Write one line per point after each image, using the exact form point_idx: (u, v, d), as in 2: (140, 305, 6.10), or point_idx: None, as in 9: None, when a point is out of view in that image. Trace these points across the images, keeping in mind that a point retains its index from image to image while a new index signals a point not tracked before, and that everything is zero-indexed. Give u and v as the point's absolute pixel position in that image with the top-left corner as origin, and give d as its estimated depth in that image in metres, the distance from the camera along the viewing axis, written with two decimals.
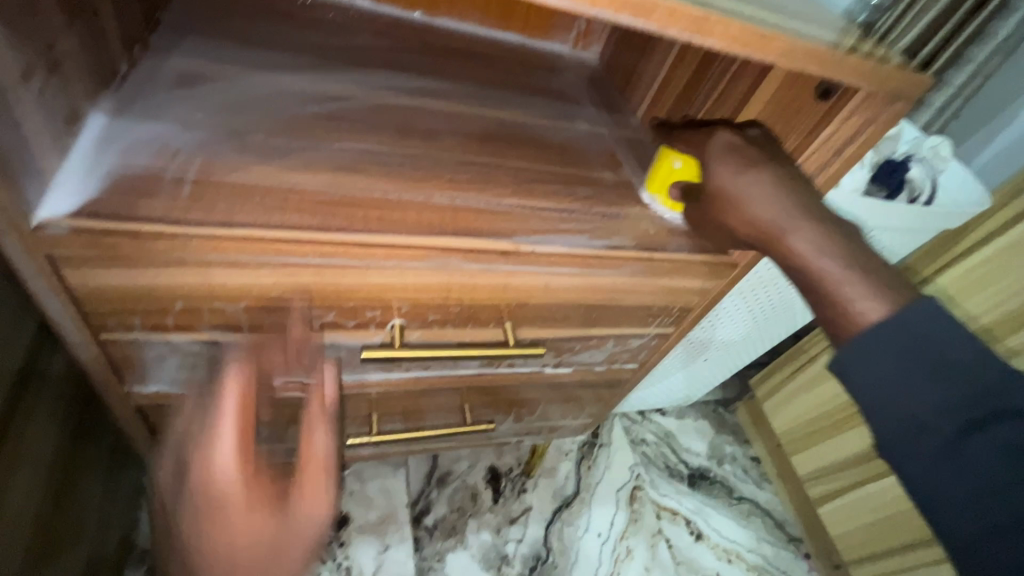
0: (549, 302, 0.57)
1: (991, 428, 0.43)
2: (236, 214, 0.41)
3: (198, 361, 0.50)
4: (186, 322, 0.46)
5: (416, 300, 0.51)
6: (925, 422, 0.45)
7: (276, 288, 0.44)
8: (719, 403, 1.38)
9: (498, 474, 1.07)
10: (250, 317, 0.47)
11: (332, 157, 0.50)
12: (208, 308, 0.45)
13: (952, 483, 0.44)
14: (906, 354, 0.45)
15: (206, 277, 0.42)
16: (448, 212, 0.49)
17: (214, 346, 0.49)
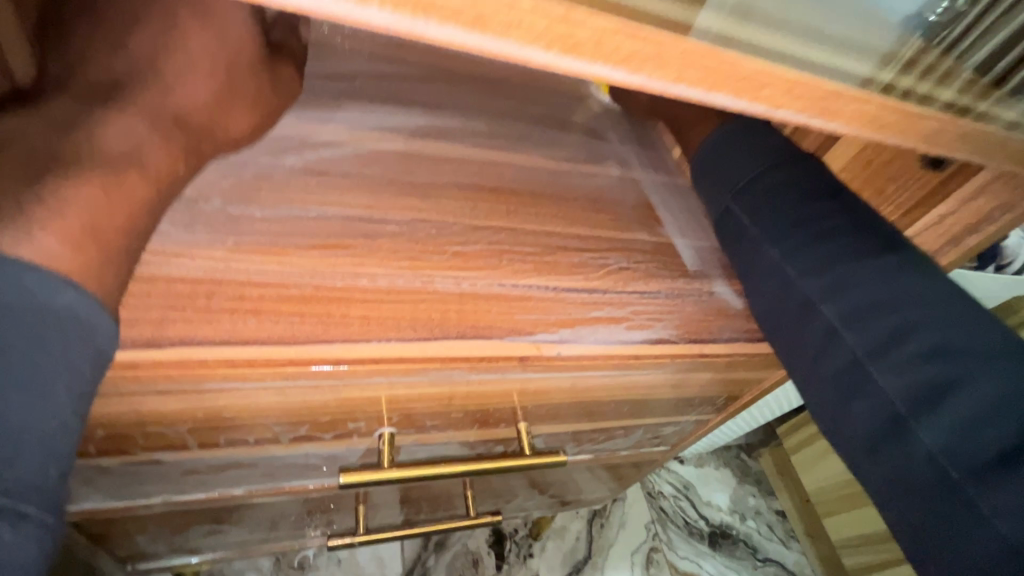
0: (574, 400, 0.46)
1: (931, 374, 0.35)
2: (201, 38, 0.40)
3: (33, 156, 0.30)
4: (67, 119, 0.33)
5: (411, 407, 0.41)
6: (860, 352, 0.38)
7: (244, 123, 0.42)
8: (741, 449, 1.27)
9: (502, 536, 0.97)
10: (186, 113, 0.39)
11: (307, 228, 0.39)
12: (134, 99, 0.36)
13: (867, 429, 0.38)
14: (829, 281, 0.40)
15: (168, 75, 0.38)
16: (453, 303, 0.39)
17: (69, 145, 0.32)
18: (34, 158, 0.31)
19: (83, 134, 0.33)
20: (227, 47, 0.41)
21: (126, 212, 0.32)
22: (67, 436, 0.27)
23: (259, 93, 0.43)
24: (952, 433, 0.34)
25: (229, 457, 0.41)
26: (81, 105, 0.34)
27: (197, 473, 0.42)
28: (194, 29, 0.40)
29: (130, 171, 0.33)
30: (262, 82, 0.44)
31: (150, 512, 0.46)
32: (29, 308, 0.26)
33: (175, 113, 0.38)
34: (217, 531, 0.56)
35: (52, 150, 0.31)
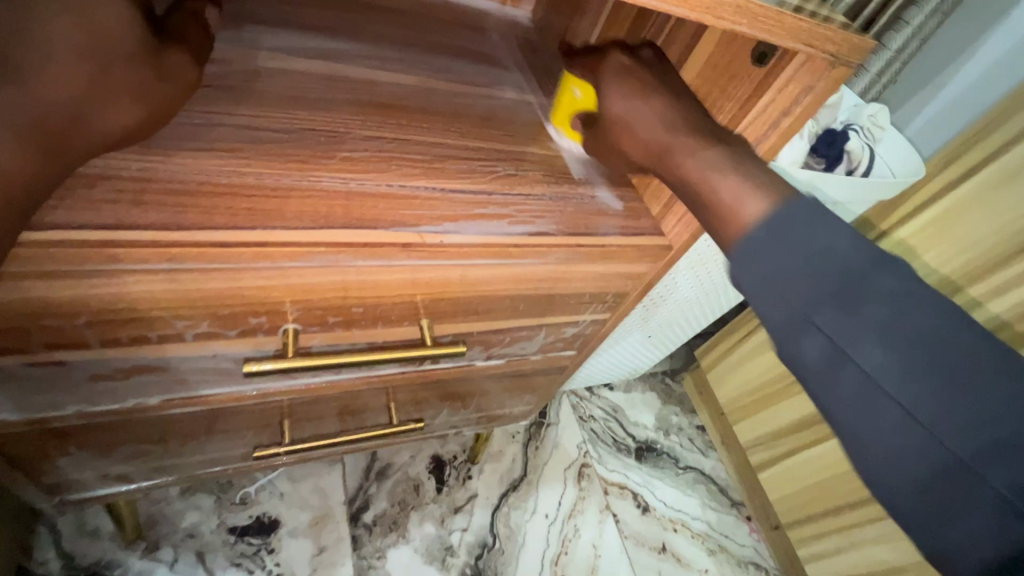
0: (470, 294, 0.51)
1: (979, 412, 0.37)
2: (59, 23, 0.32)
3: None
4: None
5: (310, 301, 0.44)
6: (908, 374, 0.38)
7: (127, 117, 0.36)
8: (665, 374, 1.38)
9: (441, 463, 1.03)
10: (43, 111, 0.32)
11: (193, 134, 0.41)
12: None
13: (886, 425, 0.39)
14: (869, 296, 0.39)
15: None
16: (340, 199, 0.42)
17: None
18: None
19: None
20: (97, 34, 0.34)
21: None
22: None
23: (149, 87, 0.38)
24: (993, 462, 0.37)
25: (136, 358, 0.43)
26: None
27: (108, 379, 0.44)
28: (45, 4, 0.31)
29: None
30: (154, 82, 0.38)
31: (66, 426, 0.48)
32: None
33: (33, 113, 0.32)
34: (144, 453, 0.58)
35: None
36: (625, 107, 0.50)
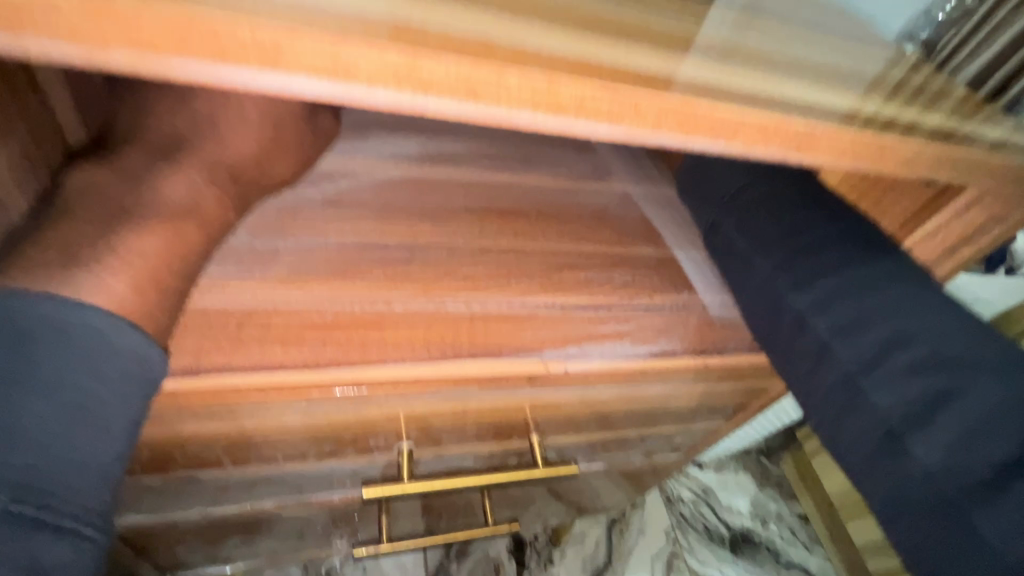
0: (585, 411, 0.48)
1: (913, 360, 0.36)
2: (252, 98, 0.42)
3: (111, 210, 0.33)
4: (139, 169, 0.36)
5: (428, 423, 0.43)
6: (849, 366, 0.38)
7: (286, 168, 0.44)
8: (761, 452, 1.27)
9: (522, 544, 0.98)
10: (238, 163, 0.40)
11: (327, 257, 0.42)
12: (194, 148, 0.39)
13: (882, 482, 0.36)
14: (823, 386, 0.39)
15: (207, 121, 0.40)
16: (465, 323, 0.41)
17: (136, 196, 0.35)
18: (109, 205, 0.34)
19: (151, 187, 0.35)
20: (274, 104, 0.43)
21: (170, 253, 0.34)
22: (99, 466, 0.27)
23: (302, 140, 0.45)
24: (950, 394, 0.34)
25: (261, 473, 0.44)
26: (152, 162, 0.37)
27: (232, 489, 0.45)
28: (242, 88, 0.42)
29: (190, 220, 0.36)
30: (305, 134, 0.46)
31: (189, 524, 0.50)
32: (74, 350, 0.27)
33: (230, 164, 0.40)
34: (251, 541, 0.59)
35: (120, 201, 0.34)
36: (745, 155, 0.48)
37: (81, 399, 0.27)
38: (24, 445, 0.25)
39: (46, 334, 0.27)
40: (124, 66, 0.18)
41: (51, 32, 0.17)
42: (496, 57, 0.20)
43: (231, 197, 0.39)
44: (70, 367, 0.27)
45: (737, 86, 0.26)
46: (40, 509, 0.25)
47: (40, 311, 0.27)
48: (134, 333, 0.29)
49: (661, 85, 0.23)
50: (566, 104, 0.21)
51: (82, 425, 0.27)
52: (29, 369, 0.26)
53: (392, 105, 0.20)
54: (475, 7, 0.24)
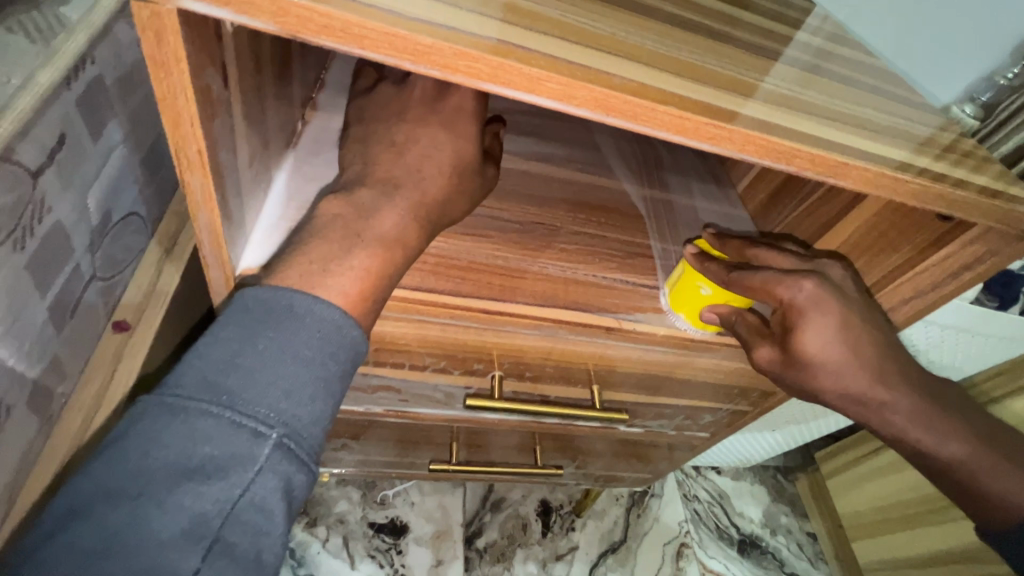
0: (638, 372, 0.60)
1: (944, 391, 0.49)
2: (440, 149, 0.48)
3: (347, 232, 0.44)
4: (366, 206, 0.45)
5: (518, 358, 0.56)
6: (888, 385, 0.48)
7: (463, 206, 0.50)
8: (778, 469, 1.34)
9: (549, 508, 1.09)
10: (431, 204, 0.47)
11: (461, 220, 0.55)
12: (401, 191, 0.46)
13: None
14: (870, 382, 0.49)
15: (414, 170, 0.47)
16: (560, 284, 0.54)
17: (366, 224, 0.44)
18: (349, 233, 0.44)
19: (370, 227, 0.44)
20: (464, 158, 0.49)
21: (377, 275, 0.43)
22: (320, 422, 0.40)
23: (474, 177, 0.50)
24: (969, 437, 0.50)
25: (386, 378, 0.57)
26: (374, 195, 0.46)
27: (359, 390, 0.59)
28: (434, 130, 0.48)
29: (393, 249, 0.45)
30: (479, 181, 0.51)
31: None
32: (318, 342, 0.40)
33: (425, 205, 0.47)
34: (346, 445, 0.73)
35: (355, 228, 0.44)
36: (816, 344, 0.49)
37: (321, 373, 0.40)
38: (287, 398, 0.38)
39: (308, 323, 0.40)
40: (437, 77, 0.29)
41: (415, 57, 0.28)
42: (652, 97, 0.32)
43: (423, 233, 0.47)
44: (317, 346, 0.40)
45: (808, 130, 0.37)
46: (295, 443, 0.38)
47: (308, 308, 0.40)
48: (355, 330, 0.41)
49: (748, 123, 0.34)
50: (685, 128, 0.33)
51: (321, 389, 0.40)
52: (296, 347, 0.39)
53: (590, 118, 0.32)
54: (620, 54, 0.34)
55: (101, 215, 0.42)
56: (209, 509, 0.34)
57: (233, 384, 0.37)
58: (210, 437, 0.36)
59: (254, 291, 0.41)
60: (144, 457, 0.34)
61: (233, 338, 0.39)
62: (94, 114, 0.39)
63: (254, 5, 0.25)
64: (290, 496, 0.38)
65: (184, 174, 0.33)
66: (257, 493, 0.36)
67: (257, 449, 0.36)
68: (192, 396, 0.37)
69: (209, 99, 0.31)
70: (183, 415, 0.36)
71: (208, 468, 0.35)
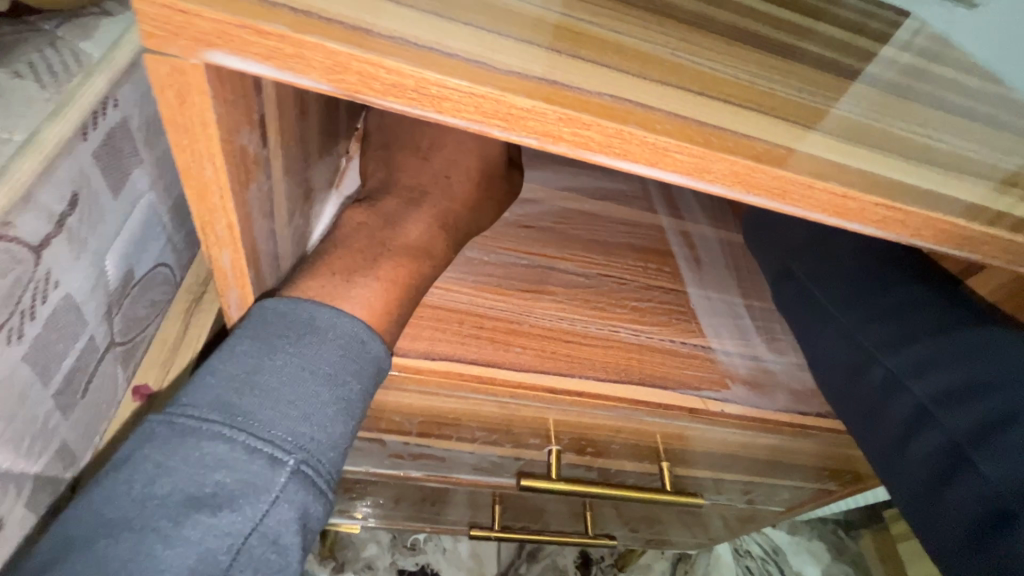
0: (716, 451, 0.52)
1: (956, 373, 0.38)
2: (468, 151, 0.44)
3: (371, 242, 0.38)
4: (390, 215, 0.40)
5: (581, 433, 0.48)
6: (869, 363, 0.41)
7: (490, 215, 0.46)
8: (839, 524, 1.22)
9: (589, 561, 1.01)
10: (458, 212, 0.43)
11: (521, 274, 0.48)
12: (427, 198, 0.41)
13: (963, 526, 0.36)
14: (849, 379, 0.43)
15: (441, 175, 0.43)
16: (634, 352, 0.46)
17: (391, 234, 0.39)
18: (374, 242, 0.38)
19: (395, 233, 0.39)
20: (490, 160, 0.45)
21: (405, 288, 0.37)
22: (342, 447, 0.33)
23: (498, 184, 0.47)
24: (983, 432, 0.36)
25: (429, 447, 0.51)
26: (401, 203, 0.41)
27: (398, 457, 0.53)
28: (460, 130, 0.44)
29: (423, 261, 0.39)
30: (503, 188, 0.47)
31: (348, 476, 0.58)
32: (340, 355, 0.33)
33: (455, 215, 0.42)
34: (379, 501, 0.67)
35: (381, 236, 0.39)
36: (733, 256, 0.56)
37: (343, 393, 0.33)
38: (306, 420, 0.31)
39: (329, 337, 0.33)
40: (534, 147, 0.22)
41: (508, 123, 0.21)
42: (806, 169, 0.24)
43: (450, 245, 0.42)
44: (339, 363, 0.33)
45: (1000, 202, 0.28)
46: (315, 471, 0.31)
47: (329, 320, 0.33)
48: (378, 344, 0.35)
49: (922, 198, 0.26)
50: (846, 209, 0.25)
51: (342, 410, 0.32)
52: (317, 360, 0.32)
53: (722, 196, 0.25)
54: (756, 108, 0.26)
55: (122, 275, 0.38)
56: (217, 545, 0.28)
57: (247, 404, 0.30)
58: (221, 463, 0.29)
59: (269, 299, 0.34)
60: (146, 484, 0.28)
61: (248, 348, 0.32)
62: (118, 166, 0.36)
63: (303, 60, 0.19)
64: (306, 531, 0.31)
65: (213, 250, 0.27)
66: (271, 526, 0.29)
67: (272, 477, 0.30)
68: (202, 416, 0.30)
69: (244, 163, 0.25)
70: (192, 438, 0.29)
71: (217, 500, 0.28)
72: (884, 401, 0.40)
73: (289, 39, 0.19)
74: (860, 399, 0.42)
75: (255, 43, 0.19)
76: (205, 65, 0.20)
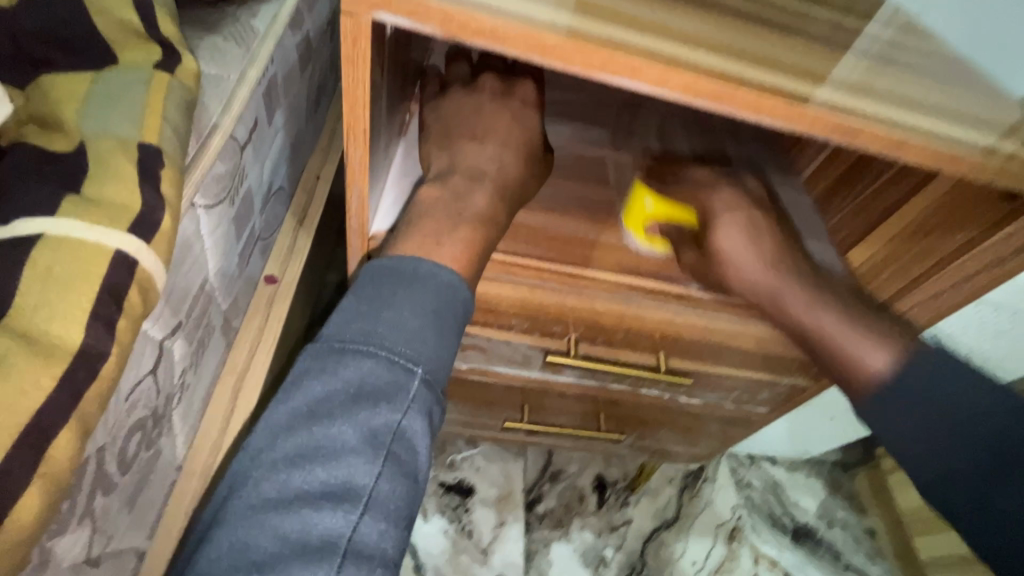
0: (702, 341, 0.66)
1: (936, 431, 0.49)
2: (512, 138, 0.55)
3: (451, 210, 0.49)
4: (460, 190, 0.50)
5: (593, 322, 0.63)
6: (901, 420, 0.50)
7: (531, 189, 0.57)
8: (837, 465, 1.32)
9: (604, 483, 1.15)
10: (510, 184, 0.53)
11: (546, 199, 0.63)
12: (488, 177, 0.52)
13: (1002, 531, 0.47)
14: (900, 418, 0.50)
15: (495, 156, 0.53)
16: (634, 254, 0.60)
17: (463, 205, 0.50)
18: (452, 212, 0.49)
19: (467, 203, 0.50)
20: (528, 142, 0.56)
21: (479, 245, 0.49)
22: (450, 364, 0.44)
23: (536, 163, 0.57)
24: (998, 463, 0.48)
25: (476, 336, 0.65)
26: (467, 181, 0.51)
27: None
28: (505, 121, 0.55)
29: (488, 225, 0.50)
30: (539, 165, 0.58)
31: None
32: (442, 298, 0.45)
33: (508, 189, 0.53)
34: None
35: (459, 209, 0.49)
36: (731, 241, 0.55)
37: (447, 321, 0.44)
38: (424, 343, 0.43)
39: (431, 282, 0.45)
40: (558, 68, 0.36)
41: (542, 51, 0.36)
42: (733, 81, 0.38)
43: (507, 213, 0.53)
44: (442, 300, 0.44)
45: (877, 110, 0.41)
46: (433, 379, 0.43)
47: (429, 271, 0.45)
48: (465, 288, 0.46)
49: (815, 103, 0.40)
50: (761, 108, 0.39)
51: (447, 334, 0.44)
52: (426, 299, 0.44)
53: (679, 100, 0.39)
54: (707, 45, 0.40)
55: (268, 185, 0.53)
56: (379, 430, 0.40)
57: (381, 331, 0.42)
58: (367, 373, 0.41)
59: (382, 259, 0.46)
60: (319, 388, 0.40)
61: (371, 293, 0.44)
62: (273, 103, 0.50)
63: (427, 15, 0.34)
64: (433, 425, 0.43)
65: (349, 149, 0.42)
66: (411, 420, 0.41)
67: (405, 382, 0.41)
68: (347, 341, 0.42)
69: (373, 88, 0.40)
70: (344, 356, 0.41)
71: (373, 397, 0.40)
72: (877, 420, 0.51)
73: (420, 3, 0.33)
74: (886, 427, 0.51)
75: (402, 5, 0.34)
76: (373, 19, 0.34)
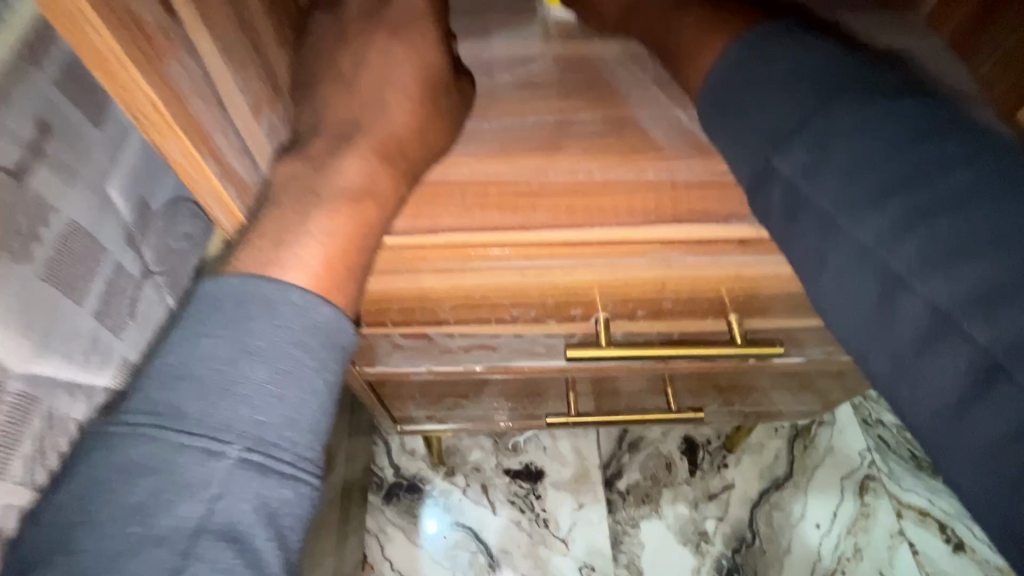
0: (791, 293, 0.45)
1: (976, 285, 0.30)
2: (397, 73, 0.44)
3: (300, 183, 0.37)
4: (321, 158, 0.39)
5: (624, 294, 0.45)
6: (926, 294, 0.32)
7: (438, 139, 0.41)
8: None
9: (694, 445, 0.99)
10: (397, 135, 0.41)
11: (527, 132, 0.42)
12: (363, 133, 0.41)
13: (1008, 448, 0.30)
14: (907, 310, 0.33)
15: (375, 101, 0.43)
16: (670, 190, 0.39)
17: (322, 177, 0.38)
18: (306, 188, 0.37)
19: (333, 174, 0.38)
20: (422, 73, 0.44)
21: (349, 237, 0.36)
22: (302, 425, 0.32)
23: (442, 99, 0.43)
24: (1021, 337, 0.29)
25: (475, 337, 0.50)
26: (335, 145, 0.39)
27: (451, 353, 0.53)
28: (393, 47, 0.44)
29: (363, 201, 0.38)
30: (454, 98, 0.43)
31: (417, 379, 0.60)
32: (278, 334, 0.32)
33: (394, 142, 0.41)
34: (459, 404, 0.70)
35: (314, 184, 0.37)
36: None
37: (289, 366, 0.32)
38: (252, 404, 0.31)
39: (262, 313, 0.33)
40: None
41: None
42: None
43: (396, 177, 0.40)
44: (278, 339, 0.32)
45: None
46: (266, 454, 0.31)
47: (262, 296, 0.33)
48: (323, 307, 0.34)
49: None
50: None
51: (291, 386, 0.32)
52: (254, 338, 0.32)
53: None
54: None
55: (134, 204, 0.42)
56: (167, 550, 0.28)
57: (195, 403, 0.30)
58: (161, 465, 0.29)
59: (202, 290, 0.33)
60: (95, 494, 0.29)
61: (180, 342, 0.32)
62: (87, 97, 0.38)
63: None
64: (275, 519, 0.31)
65: (156, 136, 0.31)
66: (228, 517, 0.30)
67: (217, 469, 0.30)
68: (137, 421, 0.30)
69: (143, 37, 0.28)
70: (131, 444, 0.30)
71: (162, 499, 0.29)
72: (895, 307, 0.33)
73: None
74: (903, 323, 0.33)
75: None
76: None
